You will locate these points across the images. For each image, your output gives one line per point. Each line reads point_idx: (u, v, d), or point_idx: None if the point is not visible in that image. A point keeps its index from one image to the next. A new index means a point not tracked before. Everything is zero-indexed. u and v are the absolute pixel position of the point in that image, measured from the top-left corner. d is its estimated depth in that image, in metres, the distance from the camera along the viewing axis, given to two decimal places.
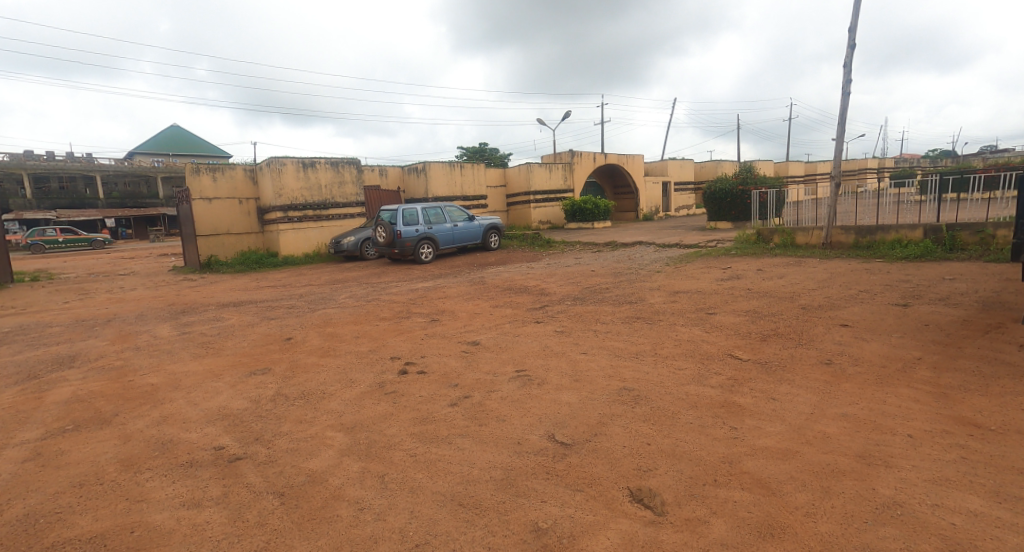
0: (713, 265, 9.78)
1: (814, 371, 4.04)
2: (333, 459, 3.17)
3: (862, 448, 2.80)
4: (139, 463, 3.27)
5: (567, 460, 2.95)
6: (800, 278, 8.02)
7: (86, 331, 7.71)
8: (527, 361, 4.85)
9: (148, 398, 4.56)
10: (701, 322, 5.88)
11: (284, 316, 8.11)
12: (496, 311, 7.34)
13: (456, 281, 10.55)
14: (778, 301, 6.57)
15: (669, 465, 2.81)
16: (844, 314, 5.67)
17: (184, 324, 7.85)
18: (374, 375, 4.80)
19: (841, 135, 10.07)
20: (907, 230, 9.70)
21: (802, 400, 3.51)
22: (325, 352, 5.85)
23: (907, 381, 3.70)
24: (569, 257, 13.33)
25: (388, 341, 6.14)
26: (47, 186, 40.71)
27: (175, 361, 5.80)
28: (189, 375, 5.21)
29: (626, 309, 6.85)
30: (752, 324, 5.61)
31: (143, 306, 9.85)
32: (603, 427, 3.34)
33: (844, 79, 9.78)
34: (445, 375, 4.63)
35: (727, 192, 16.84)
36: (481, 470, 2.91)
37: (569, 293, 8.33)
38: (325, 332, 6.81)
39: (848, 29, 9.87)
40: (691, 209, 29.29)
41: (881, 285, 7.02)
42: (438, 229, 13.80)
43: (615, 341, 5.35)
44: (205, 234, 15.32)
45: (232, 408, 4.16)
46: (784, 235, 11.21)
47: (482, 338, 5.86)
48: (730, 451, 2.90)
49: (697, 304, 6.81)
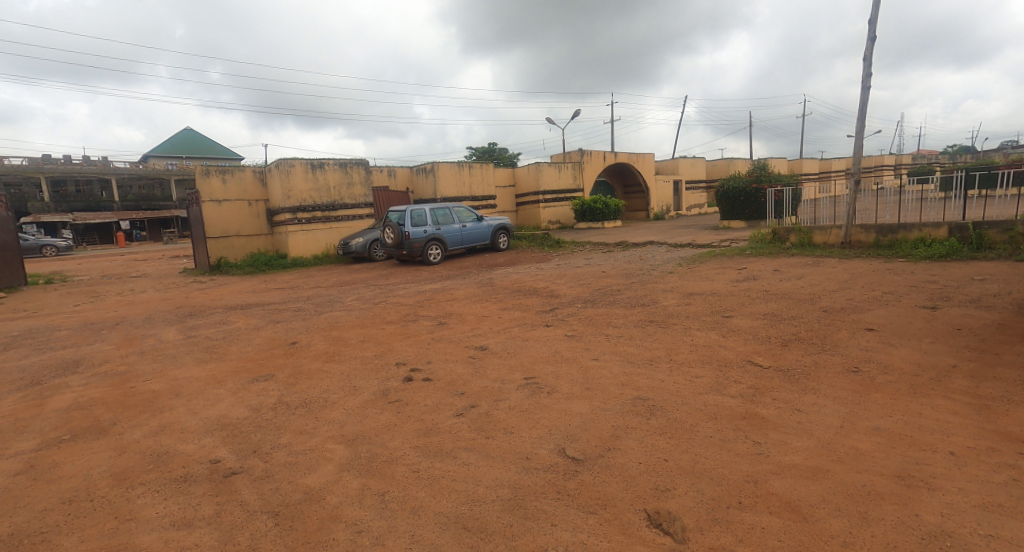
0: (727, 266, 9.51)
1: (841, 380, 3.82)
2: (332, 475, 3.01)
3: (900, 468, 2.59)
4: (132, 477, 3.12)
5: (579, 478, 2.76)
6: (819, 279, 7.73)
7: (93, 335, 7.64)
8: (537, 368, 4.67)
9: (147, 406, 4.43)
10: (717, 326, 5.65)
11: (291, 320, 7.99)
12: (505, 314, 7.16)
13: (464, 282, 10.39)
14: (797, 304, 6.34)
15: (688, 484, 2.62)
16: (868, 318, 5.42)
17: (190, 328, 7.74)
18: (379, 383, 4.65)
19: (861, 131, 9.78)
20: (931, 229, 9.37)
21: (829, 411, 3.32)
22: (330, 357, 5.70)
23: (943, 391, 3.47)
24: (579, 257, 13.14)
25: (394, 346, 5.97)
26: (64, 190, 41.22)
27: (178, 366, 5.68)
28: (191, 381, 5.08)
29: (639, 312, 6.66)
30: (772, 328, 5.37)
31: (153, 309, 9.80)
32: (617, 440, 3.16)
33: (865, 72, 9.48)
34: (451, 382, 4.48)
35: (741, 191, 16.51)
36: (488, 488, 2.74)
37: (579, 295, 8.13)
38: (330, 336, 6.67)
39: (869, 22, 9.60)
40: (703, 208, 28.87)
41: (906, 287, 6.73)
42: (447, 230, 13.65)
43: (629, 347, 5.16)
44: (215, 236, 15.32)
45: (232, 417, 4.02)
46: (801, 234, 10.92)
47: (490, 343, 5.69)
48: (755, 470, 2.70)
49: (713, 307, 6.58)
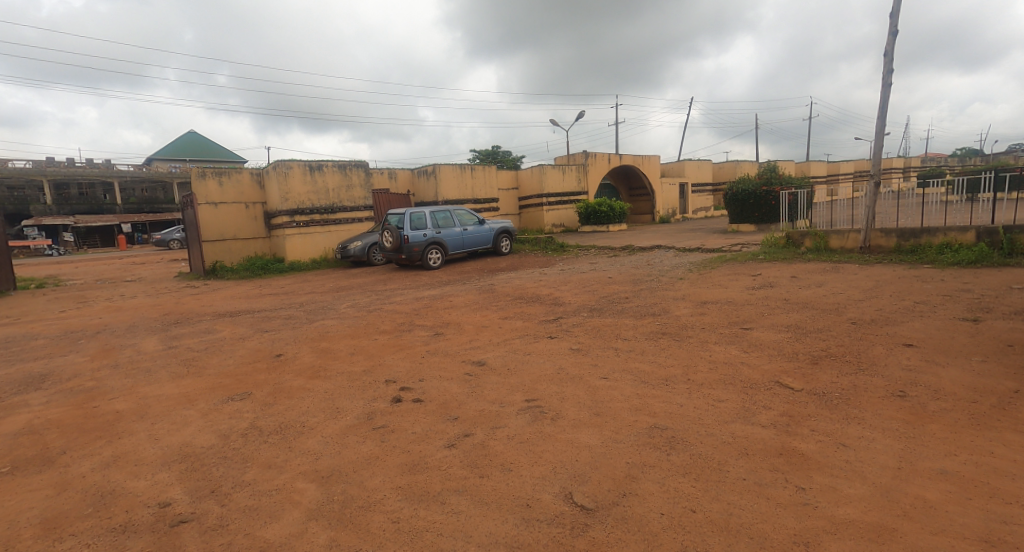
0: (741, 272, 9.04)
1: (887, 407, 3.35)
2: (297, 526, 2.56)
3: (983, 529, 2.14)
4: (65, 525, 2.66)
5: (591, 535, 2.31)
6: (841, 287, 7.27)
7: (69, 344, 7.19)
8: (540, 388, 4.21)
9: (106, 430, 3.96)
10: (737, 339, 5.19)
11: (280, 329, 7.53)
12: (506, 324, 6.68)
13: (464, 288, 9.91)
14: (821, 314, 5.87)
15: (723, 547, 2.18)
16: (904, 332, 4.96)
17: (172, 338, 7.28)
18: (364, 404, 4.21)
19: (881, 131, 9.29)
20: (957, 233, 8.93)
21: (880, 448, 2.86)
22: (315, 373, 5.23)
23: (1010, 424, 3.00)
24: (584, 262, 12.69)
25: (385, 360, 5.52)
26: (67, 193, 40.98)
27: (151, 382, 5.22)
28: (160, 401, 4.61)
29: (650, 323, 6.19)
30: (798, 343, 4.89)
31: (138, 316, 9.35)
32: (633, 482, 2.70)
33: (887, 67, 9.02)
34: (444, 404, 4.03)
35: (751, 193, 16.00)
36: (480, 548, 2.30)
37: (585, 303, 7.64)
38: (318, 348, 6.21)
39: (890, 16, 9.15)
40: (710, 212, 28.36)
41: (938, 296, 6.25)
42: (448, 234, 13.21)
43: (641, 363, 4.69)
44: (210, 240, 14.94)
45: (195, 446, 3.56)
46: (816, 238, 10.43)
47: (489, 357, 5.23)
48: (804, 527, 2.25)
49: (729, 318, 6.10)
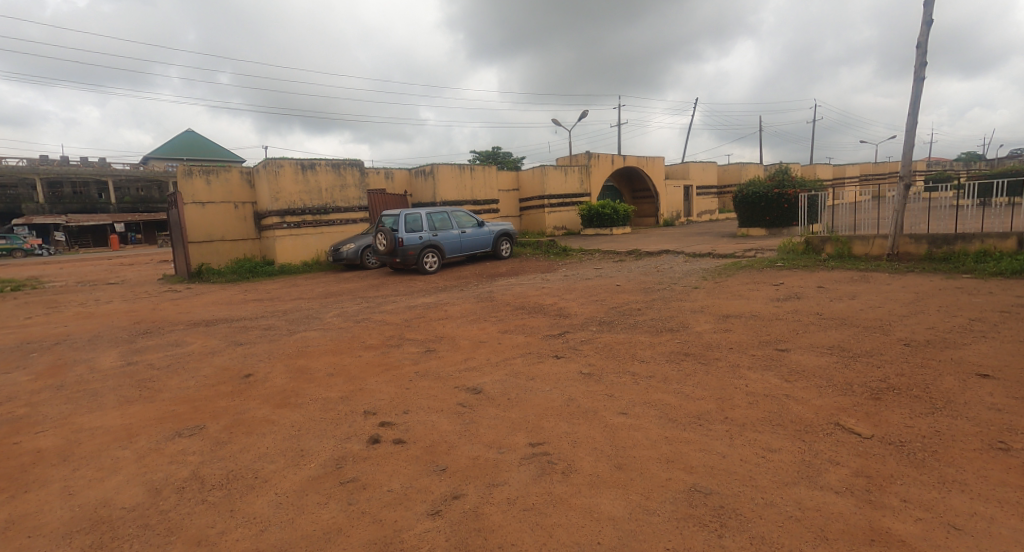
0: (761, 280, 8.34)
1: (992, 465, 2.65)
2: None
3: None
4: None
5: None
6: (877, 299, 6.57)
7: (19, 358, 6.43)
8: (547, 427, 3.49)
9: (13, 479, 3.21)
10: (775, 364, 4.46)
11: (257, 342, 6.77)
12: (506, 340, 5.96)
13: (460, 296, 9.19)
14: (864, 334, 5.15)
15: None
16: (971, 358, 4.25)
17: (134, 353, 6.51)
18: (334, 445, 3.48)
19: (913, 128, 8.57)
20: (996, 240, 8.25)
21: (1006, 535, 2.16)
22: (284, 400, 4.48)
23: None
24: (589, 267, 11.98)
25: (367, 384, 4.77)
26: (60, 191, 40.11)
27: (94, 409, 4.48)
28: (94, 436, 3.86)
29: (669, 340, 5.47)
30: (848, 370, 4.17)
31: (107, 325, 8.58)
32: None
33: (922, 59, 8.33)
34: (430, 449, 3.30)
35: (761, 196, 15.28)
36: None
37: (593, 315, 6.90)
38: (294, 368, 5.47)
39: (924, 6, 8.46)
40: (715, 215, 27.67)
41: (995, 312, 5.53)
42: (445, 237, 12.48)
43: (666, 394, 3.97)
44: (196, 241, 14.22)
45: (114, 507, 2.83)
46: (838, 244, 9.75)
47: (486, 383, 4.49)
48: None
49: (760, 336, 5.37)
